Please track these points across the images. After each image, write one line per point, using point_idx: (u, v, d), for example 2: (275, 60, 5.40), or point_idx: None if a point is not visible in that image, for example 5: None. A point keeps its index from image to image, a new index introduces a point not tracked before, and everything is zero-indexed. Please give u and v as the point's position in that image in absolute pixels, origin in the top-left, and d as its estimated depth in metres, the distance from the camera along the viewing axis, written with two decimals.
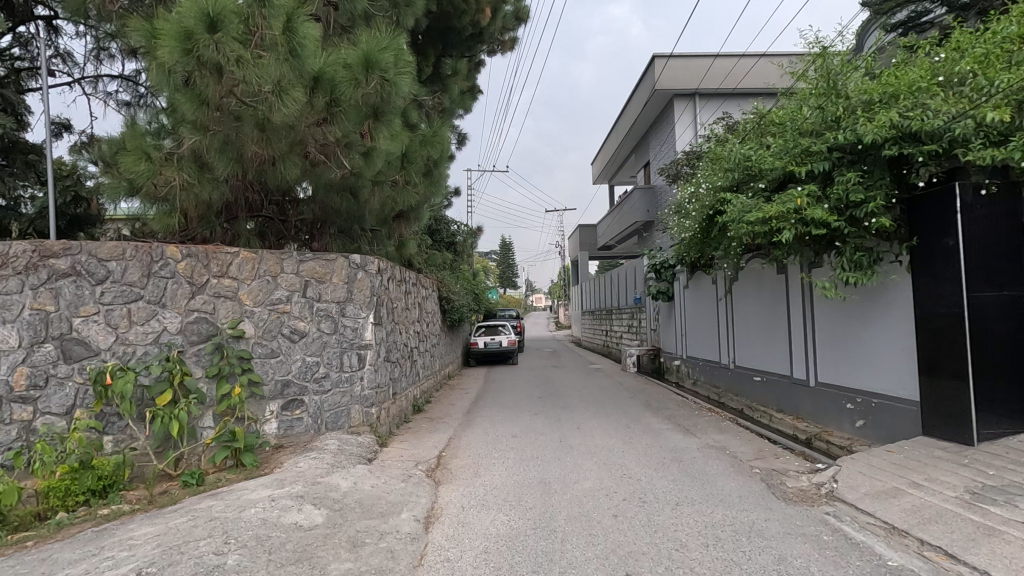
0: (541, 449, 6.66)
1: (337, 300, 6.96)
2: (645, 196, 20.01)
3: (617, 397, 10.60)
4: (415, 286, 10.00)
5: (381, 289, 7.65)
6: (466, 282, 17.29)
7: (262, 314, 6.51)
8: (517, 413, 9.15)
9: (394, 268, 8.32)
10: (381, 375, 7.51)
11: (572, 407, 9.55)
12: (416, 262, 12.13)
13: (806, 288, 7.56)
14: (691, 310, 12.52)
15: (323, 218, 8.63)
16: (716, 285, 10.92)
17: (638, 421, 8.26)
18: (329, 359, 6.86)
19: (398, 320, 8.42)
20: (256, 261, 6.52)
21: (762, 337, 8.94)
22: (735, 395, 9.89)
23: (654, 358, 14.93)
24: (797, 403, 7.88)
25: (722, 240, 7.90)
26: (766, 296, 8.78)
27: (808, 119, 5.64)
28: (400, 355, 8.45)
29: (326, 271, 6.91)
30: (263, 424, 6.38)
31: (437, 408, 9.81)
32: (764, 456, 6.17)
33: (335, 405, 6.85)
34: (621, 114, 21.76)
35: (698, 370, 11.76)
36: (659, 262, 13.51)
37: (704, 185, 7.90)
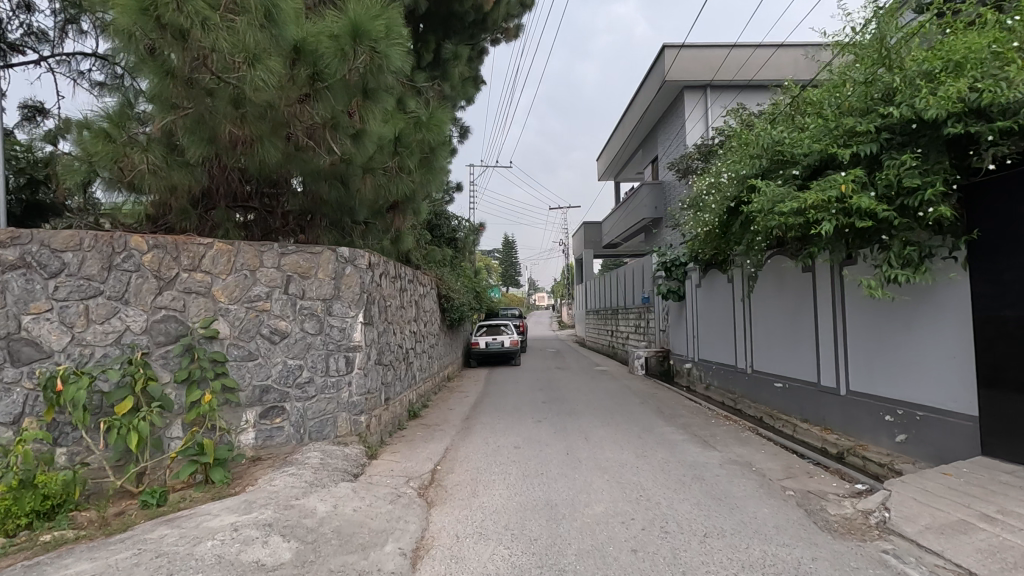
0: (546, 464, 6.03)
1: (323, 296, 6.33)
2: (653, 193, 19.35)
3: (625, 402, 9.96)
4: (411, 283, 9.37)
5: (373, 286, 7.02)
6: (466, 279, 16.66)
7: (238, 313, 5.89)
8: (519, 420, 8.52)
9: (387, 263, 7.70)
10: (372, 380, 6.89)
11: (578, 414, 8.92)
12: (413, 258, 11.50)
13: (837, 288, 6.92)
14: (703, 310, 11.88)
15: (311, 209, 8.00)
16: (732, 284, 10.30)
17: (650, 430, 7.63)
18: (313, 362, 6.24)
19: (391, 320, 7.79)
20: (232, 253, 5.90)
21: (785, 340, 8.30)
22: (752, 402, 9.25)
23: (662, 360, 14.31)
24: (825, 414, 7.25)
25: (745, 234, 7.27)
26: (789, 296, 8.15)
27: (855, 95, 4.99)
28: (393, 358, 7.82)
29: (310, 265, 6.28)
30: (238, 434, 5.77)
31: (434, 414, 9.19)
32: (796, 475, 5.53)
33: (320, 413, 6.23)
34: (628, 108, 21.09)
35: (712, 374, 11.13)
36: (669, 260, 13.01)
37: (726, 174, 7.26)
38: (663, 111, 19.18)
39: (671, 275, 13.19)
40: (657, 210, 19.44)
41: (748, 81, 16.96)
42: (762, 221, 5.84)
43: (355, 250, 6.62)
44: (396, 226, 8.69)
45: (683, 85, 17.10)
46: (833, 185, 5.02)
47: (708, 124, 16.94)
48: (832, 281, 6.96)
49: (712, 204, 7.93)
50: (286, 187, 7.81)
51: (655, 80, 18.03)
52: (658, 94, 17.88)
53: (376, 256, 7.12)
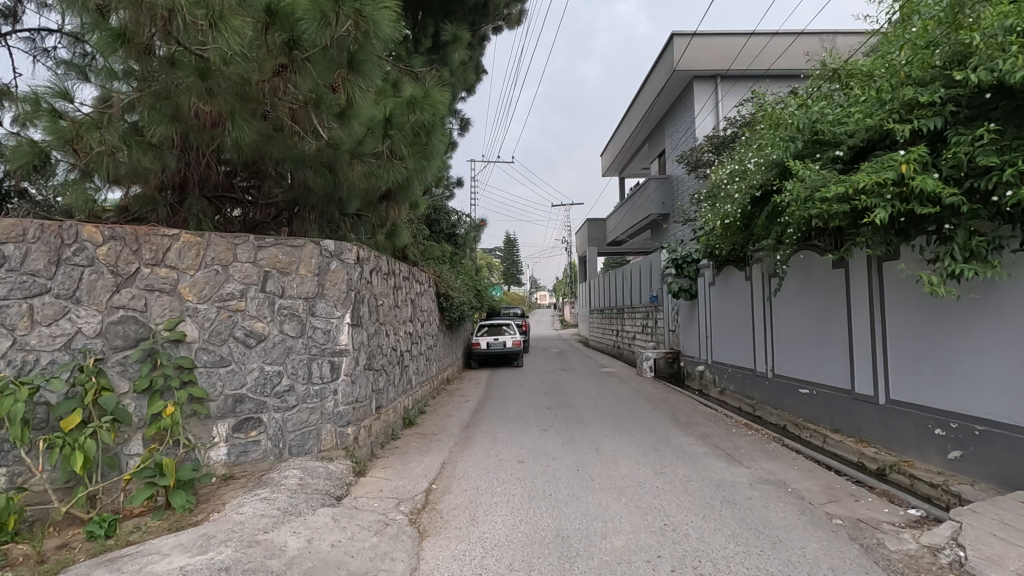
0: (555, 483, 5.38)
1: (305, 294, 5.67)
2: (661, 187, 18.69)
3: (636, 408, 9.32)
4: (407, 280, 8.71)
5: (364, 283, 6.36)
6: (466, 276, 16.02)
7: (208, 313, 5.24)
8: (523, 428, 7.86)
9: (379, 258, 7.04)
10: (362, 387, 6.24)
11: (587, 421, 8.28)
12: (410, 254, 10.84)
13: (875, 285, 6.27)
14: (718, 309, 11.22)
15: (297, 199, 7.35)
16: (750, 281, 9.65)
17: (667, 441, 6.97)
18: (293, 368, 5.58)
19: (384, 321, 7.12)
20: (202, 246, 5.25)
21: (812, 341, 7.65)
22: (772, 409, 8.64)
23: (671, 362, 13.63)
24: (860, 424, 6.60)
25: (773, 225, 6.62)
26: (817, 294, 7.50)
27: (916, 62, 4.33)
28: (386, 362, 7.17)
29: (291, 260, 5.63)
30: (207, 451, 5.12)
31: (431, 421, 8.54)
32: (839, 498, 4.87)
33: (301, 425, 5.59)
34: (635, 99, 20.40)
35: (727, 377, 10.49)
36: (681, 257, 12.40)
37: (752, 160, 6.61)
38: (670, 104, 18.55)
39: (683, 272, 12.54)
40: (665, 206, 18.81)
41: (763, 72, 16.22)
42: (797, 209, 5.21)
43: (342, 243, 5.96)
44: (391, 219, 8.04)
45: (693, 75, 16.45)
46: (889, 166, 4.36)
47: (719, 116, 16.30)
48: (870, 277, 6.32)
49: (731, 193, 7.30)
50: (266, 173, 7.19)
51: (663, 70, 17.39)
52: (666, 85, 17.23)
53: (367, 250, 6.47)
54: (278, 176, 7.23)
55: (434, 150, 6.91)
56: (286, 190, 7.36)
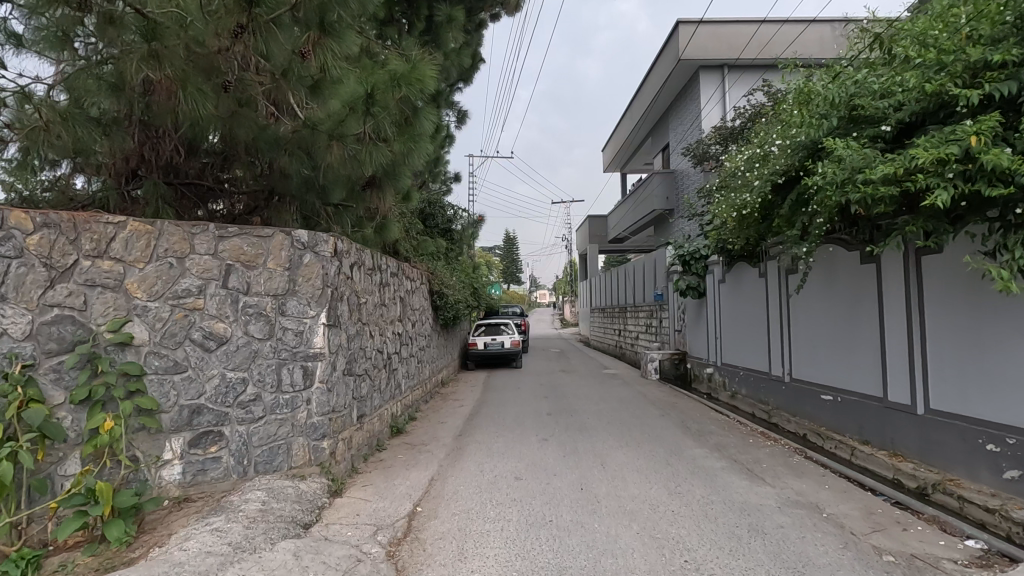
0: (556, 505, 4.74)
1: (273, 290, 5.03)
2: (664, 183, 18.11)
3: (641, 414, 8.68)
4: (396, 277, 8.07)
5: (344, 279, 5.71)
6: (463, 274, 15.36)
7: (160, 312, 4.59)
8: (521, 438, 7.22)
9: (362, 251, 6.39)
10: (341, 395, 5.58)
11: (590, 429, 7.64)
12: (402, 250, 10.19)
13: (911, 281, 5.65)
14: (728, 308, 10.58)
15: (273, 187, 6.70)
16: (763, 278, 9.04)
17: (679, 454, 6.33)
18: (260, 375, 4.94)
19: (367, 320, 6.46)
20: (153, 236, 4.60)
21: (837, 343, 7.01)
22: (790, 416, 8.00)
23: (677, 363, 12.97)
24: (894, 435, 5.97)
25: (798, 214, 5.97)
26: (840, 292, 6.88)
27: (986, 17, 3.69)
28: (369, 366, 6.52)
29: (258, 252, 4.98)
30: (158, 470, 4.47)
31: (422, 429, 7.90)
32: (884, 527, 4.23)
33: (269, 440, 4.94)
34: (638, 92, 19.74)
35: (739, 381, 9.85)
36: (688, 252, 11.74)
37: (775, 141, 5.96)
38: (675, 95, 17.88)
39: (691, 268, 11.93)
40: (670, 201, 18.15)
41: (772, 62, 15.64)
42: (834, 194, 4.59)
43: (317, 234, 5.30)
44: (378, 209, 7.39)
45: (699, 65, 15.78)
46: (953, 139, 3.74)
47: (725, 108, 15.63)
48: (908, 272, 5.68)
49: (745, 181, 6.68)
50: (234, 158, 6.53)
51: (668, 59, 16.71)
52: (671, 75, 16.56)
53: (347, 241, 5.83)
54: (251, 160, 6.58)
55: (423, 130, 6.25)
56: (259, 176, 6.71)
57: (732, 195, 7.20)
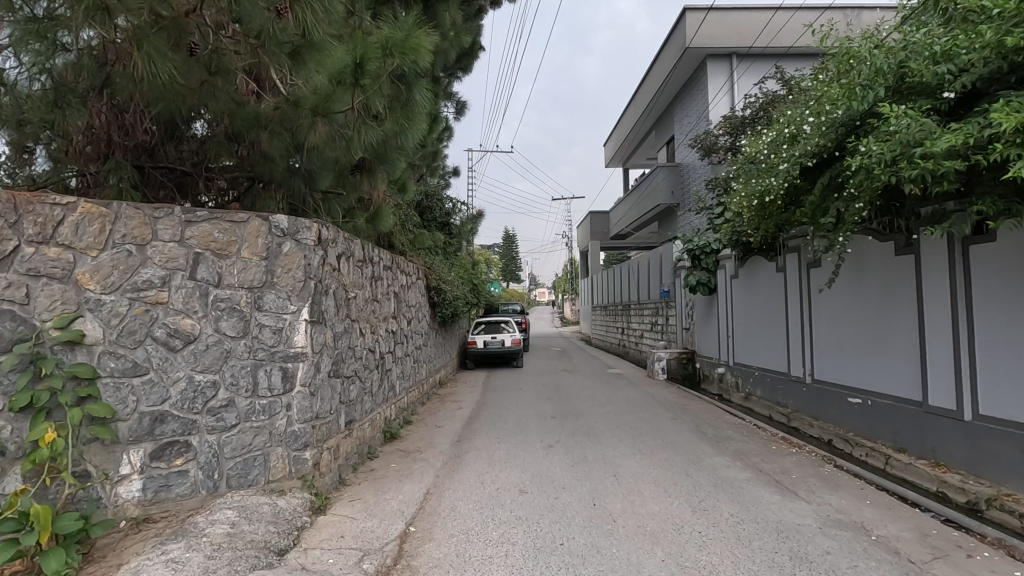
0: (566, 525, 4.20)
1: (248, 282, 4.47)
2: (670, 176, 17.47)
3: (652, 417, 8.14)
4: (389, 271, 7.51)
5: (329, 271, 5.15)
6: (462, 270, 14.81)
7: (117, 306, 4.03)
8: (524, 445, 6.67)
9: (351, 241, 5.83)
10: (326, 400, 5.03)
11: (598, 434, 7.10)
12: (397, 243, 9.63)
13: (956, 273, 5.13)
14: (741, 304, 10.04)
15: (255, 171, 6.14)
16: (781, 273, 8.50)
17: (699, 463, 5.80)
18: (232, 377, 4.38)
19: (357, 316, 5.90)
20: (109, 219, 4.04)
21: (867, 340, 6.47)
22: (812, 420, 7.47)
23: (685, 363, 12.49)
24: (934, 442, 5.45)
25: (831, 199, 5.45)
26: (870, 285, 6.36)
27: None
28: (359, 366, 5.96)
29: (231, 239, 4.42)
30: (114, 487, 3.92)
31: (417, 434, 7.36)
32: (944, 553, 3.69)
33: (243, 451, 4.38)
34: (643, 82, 19.13)
35: (755, 381, 9.31)
36: (698, 246, 11.21)
37: (805, 119, 5.43)
38: (681, 85, 17.30)
39: (701, 264, 11.29)
40: (676, 194, 17.57)
41: (783, 50, 15.06)
42: (883, 172, 4.08)
43: (299, 219, 4.74)
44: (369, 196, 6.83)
45: (707, 52, 15.19)
46: None
47: (734, 97, 15.05)
48: (953, 262, 5.16)
49: (768, 165, 6.16)
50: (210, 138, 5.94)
51: (674, 47, 16.12)
52: (678, 64, 15.96)
53: (334, 229, 5.27)
54: (232, 142, 6.02)
55: (418, 108, 5.68)
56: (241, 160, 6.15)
57: (750, 183, 6.68)
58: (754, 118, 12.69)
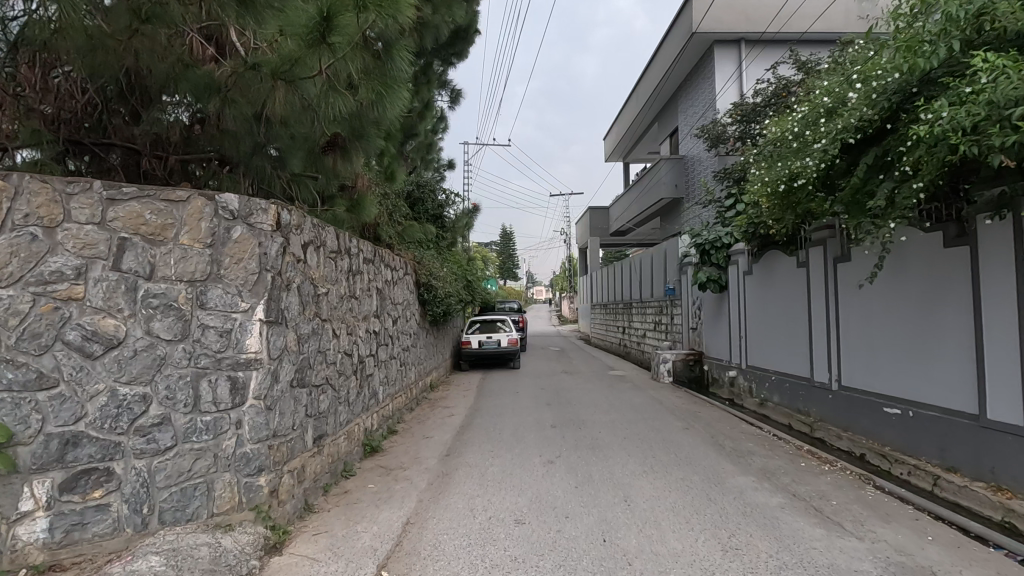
0: (571, 571, 3.45)
1: (187, 274, 3.69)
2: (673, 171, 16.87)
3: (662, 426, 7.40)
4: (371, 265, 6.74)
5: (292, 262, 4.37)
6: (455, 266, 14.07)
7: (18, 302, 3.27)
8: (520, 460, 5.92)
9: (322, 229, 5.05)
10: (288, 414, 4.25)
11: (604, 448, 6.35)
12: (382, 235, 8.87)
13: (1023, 265, 4.41)
14: (756, 303, 9.31)
15: (216, 148, 5.35)
16: (803, 269, 7.77)
17: (721, 485, 5.06)
18: (167, 390, 3.60)
19: (329, 316, 5.14)
20: (8, 196, 3.27)
21: (908, 344, 5.75)
22: (840, 431, 6.73)
23: (692, 365, 11.87)
24: (991, 462, 4.72)
25: (877, 182, 4.74)
26: (913, 282, 5.63)
27: None
28: (330, 373, 5.19)
29: (165, 222, 3.65)
30: (11, 527, 3.19)
31: (402, 447, 6.60)
32: None
33: (181, 479, 3.61)
34: (646, 71, 18.37)
35: (772, 387, 8.57)
36: (707, 241, 10.50)
37: (850, 88, 4.72)
38: (686, 74, 16.58)
39: (710, 259, 10.55)
40: (679, 188, 16.98)
41: (797, 36, 14.33)
42: (961, 140, 3.46)
43: (253, 200, 3.96)
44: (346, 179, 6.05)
45: (714, 38, 14.43)
46: None
47: (743, 85, 14.33)
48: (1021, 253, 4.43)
49: (798, 145, 5.44)
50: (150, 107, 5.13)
51: (679, 34, 15.37)
52: (684, 50, 15.18)
53: (298, 213, 4.48)
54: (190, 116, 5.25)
55: (399, 74, 4.88)
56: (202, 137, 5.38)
57: (774, 167, 5.95)
58: (766, 105, 11.95)
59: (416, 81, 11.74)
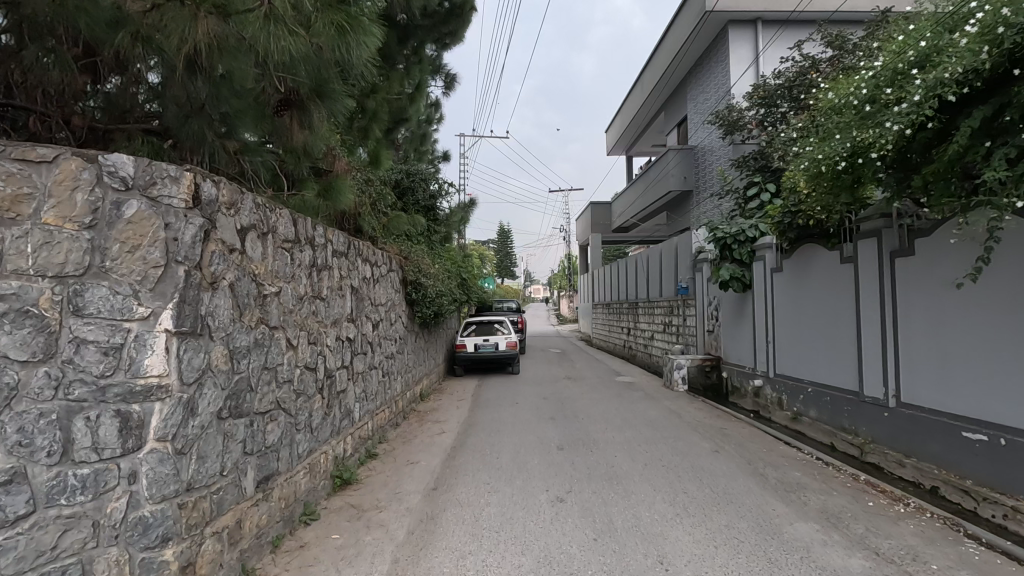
0: None
1: (52, 267, 2.57)
2: (683, 162, 15.82)
3: (689, 448, 6.34)
4: (345, 259, 5.64)
5: (221, 253, 3.25)
6: (449, 262, 12.98)
7: None
8: (522, 498, 4.83)
9: (270, 211, 3.94)
10: (214, 458, 3.15)
11: (624, 479, 5.28)
12: (364, 226, 7.77)
13: None
14: (786, 303, 8.25)
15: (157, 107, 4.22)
16: (848, 264, 6.72)
17: (782, 539, 3.95)
18: (21, 431, 2.47)
19: (280, 321, 4.04)
20: None
21: (997, 355, 4.72)
22: (901, 458, 5.69)
23: (709, 372, 10.81)
24: None
25: (985, 150, 3.77)
26: (1008, 280, 4.58)
27: None
28: (282, 394, 4.08)
29: (19, 191, 2.54)
30: None
31: (381, 477, 5.50)
32: None
33: (41, 563, 2.47)
34: (655, 55, 17.25)
35: (808, 400, 7.51)
36: (728, 234, 9.42)
37: (964, 30, 3.79)
38: (697, 59, 15.55)
39: (731, 254, 9.48)
40: (689, 180, 15.87)
41: (827, 15, 13.25)
42: None
43: (155, 163, 2.86)
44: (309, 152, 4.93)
45: (729, 18, 13.38)
46: None
47: (761, 69, 13.25)
48: None
49: (871, 108, 4.49)
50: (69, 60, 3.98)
51: (691, 15, 14.32)
52: (696, 31, 14.08)
53: (232, 187, 3.38)
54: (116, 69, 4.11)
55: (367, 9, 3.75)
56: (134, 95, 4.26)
57: (831, 140, 4.99)
58: (790, 87, 10.86)
59: (405, 60, 10.65)
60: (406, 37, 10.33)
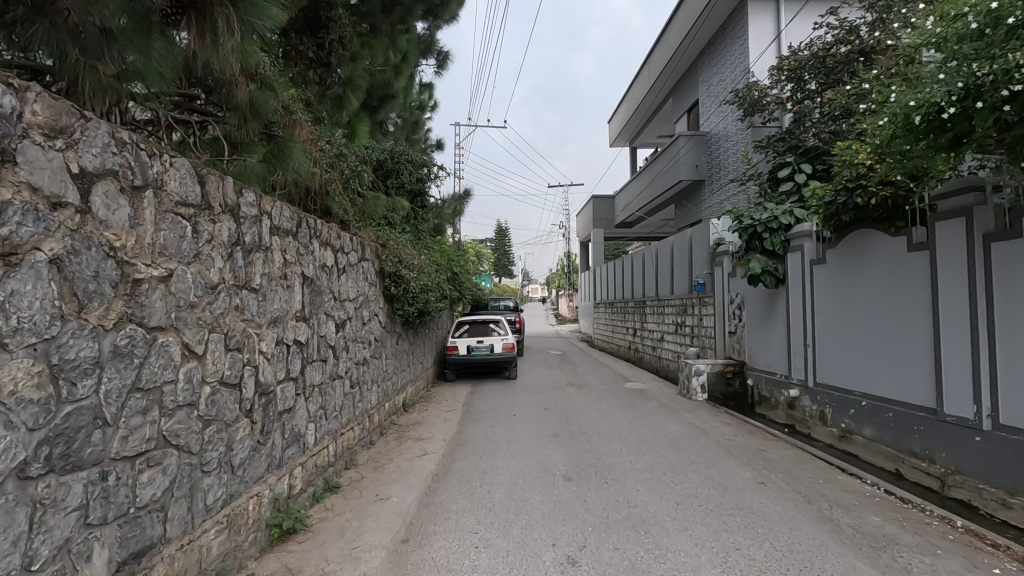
0: None
1: None
2: (694, 149, 14.61)
3: (728, 480, 5.10)
4: (292, 240, 4.37)
5: (26, 205, 1.97)
6: (439, 256, 11.71)
7: None
8: (521, 560, 3.57)
9: (150, 156, 2.67)
10: (7, 546, 1.88)
11: (654, 528, 4.03)
12: (332, 207, 6.49)
13: None
14: (830, 300, 7.00)
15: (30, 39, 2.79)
16: (920, 252, 5.48)
17: None
18: None
19: (168, 320, 2.77)
20: None
21: None
22: (1004, 497, 4.43)
23: (731, 378, 9.55)
24: None
25: None
26: None
27: None
28: (173, 424, 2.82)
29: None
30: None
31: (336, 521, 4.24)
32: None
33: None
34: (665, 35, 15.96)
35: (862, 416, 6.26)
36: (758, 221, 8.18)
37: None
38: (711, 38, 14.28)
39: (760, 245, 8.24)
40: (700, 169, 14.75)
41: None
42: None
43: None
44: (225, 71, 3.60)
45: None
46: None
47: (783, 46, 12.02)
48: None
49: (1012, 21, 3.33)
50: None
51: None
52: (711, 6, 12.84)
53: (56, 104, 2.12)
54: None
55: None
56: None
57: (933, 79, 3.79)
58: (823, 58, 9.49)
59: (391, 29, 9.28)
60: (394, 4, 8.89)
